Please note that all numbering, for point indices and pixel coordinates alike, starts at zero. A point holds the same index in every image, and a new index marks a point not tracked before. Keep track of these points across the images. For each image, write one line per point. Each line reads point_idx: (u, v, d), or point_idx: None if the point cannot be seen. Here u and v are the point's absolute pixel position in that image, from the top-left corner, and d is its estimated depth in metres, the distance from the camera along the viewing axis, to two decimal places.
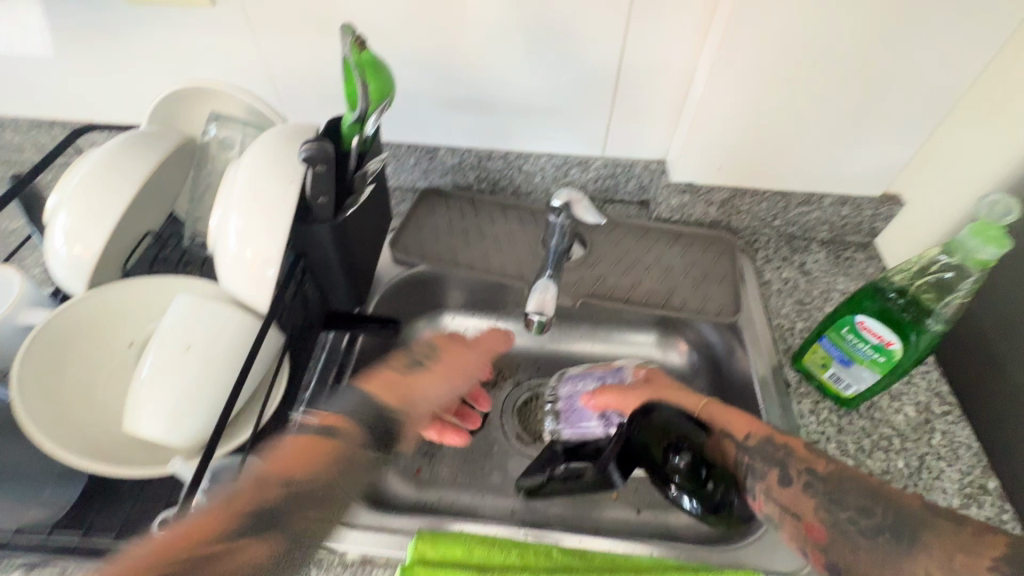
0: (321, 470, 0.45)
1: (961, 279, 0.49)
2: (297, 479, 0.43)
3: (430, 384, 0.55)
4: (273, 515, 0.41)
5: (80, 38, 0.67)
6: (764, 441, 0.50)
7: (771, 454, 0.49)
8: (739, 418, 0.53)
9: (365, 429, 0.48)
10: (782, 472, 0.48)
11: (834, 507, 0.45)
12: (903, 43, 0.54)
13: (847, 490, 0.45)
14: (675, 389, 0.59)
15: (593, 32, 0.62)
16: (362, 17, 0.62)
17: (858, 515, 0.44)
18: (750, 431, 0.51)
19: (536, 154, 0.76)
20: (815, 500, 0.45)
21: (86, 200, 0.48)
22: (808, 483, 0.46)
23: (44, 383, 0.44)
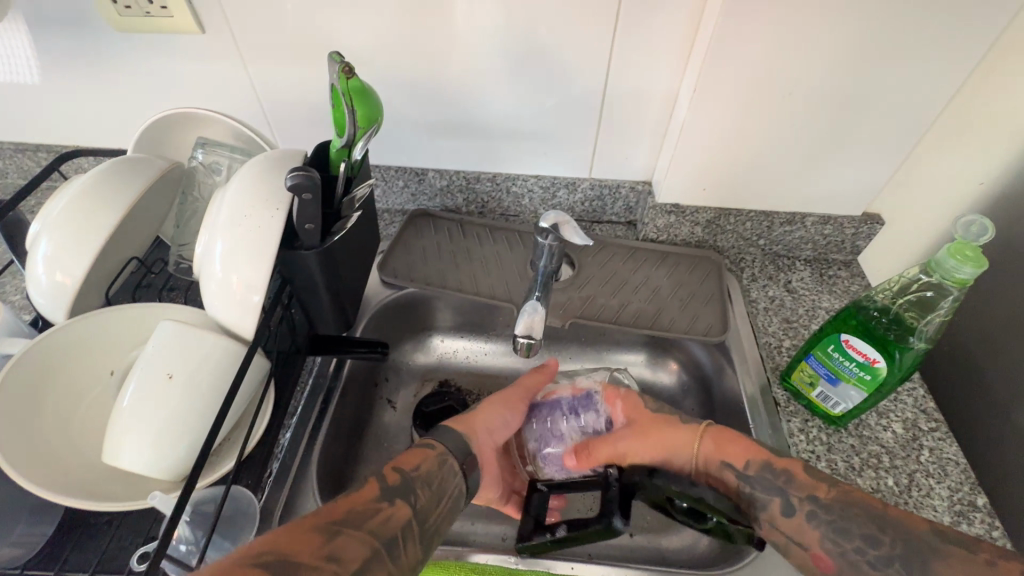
0: (438, 470, 0.46)
1: (941, 298, 0.50)
2: (416, 475, 0.45)
3: (489, 413, 0.56)
4: (402, 504, 0.42)
5: (67, 65, 0.68)
6: (764, 468, 0.48)
7: (771, 482, 0.48)
8: (737, 445, 0.51)
9: (450, 453, 0.48)
10: (784, 500, 0.46)
11: (840, 538, 0.43)
12: (877, 69, 0.56)
13: (851, 517, 0.43)
14: (663, 432, 0.55)
15: (578, 58, 0.64)
16: (351, 45, 0.63)
17: (865, 544, 0.41)
18: (748, 458, 0.49)
19: (523, 176, 0.77)
20: (821, 531, 0.44)
21: (68, 227, 0.47)
22: (811, 512, 0.45)
23: (20, 414, 0.43)
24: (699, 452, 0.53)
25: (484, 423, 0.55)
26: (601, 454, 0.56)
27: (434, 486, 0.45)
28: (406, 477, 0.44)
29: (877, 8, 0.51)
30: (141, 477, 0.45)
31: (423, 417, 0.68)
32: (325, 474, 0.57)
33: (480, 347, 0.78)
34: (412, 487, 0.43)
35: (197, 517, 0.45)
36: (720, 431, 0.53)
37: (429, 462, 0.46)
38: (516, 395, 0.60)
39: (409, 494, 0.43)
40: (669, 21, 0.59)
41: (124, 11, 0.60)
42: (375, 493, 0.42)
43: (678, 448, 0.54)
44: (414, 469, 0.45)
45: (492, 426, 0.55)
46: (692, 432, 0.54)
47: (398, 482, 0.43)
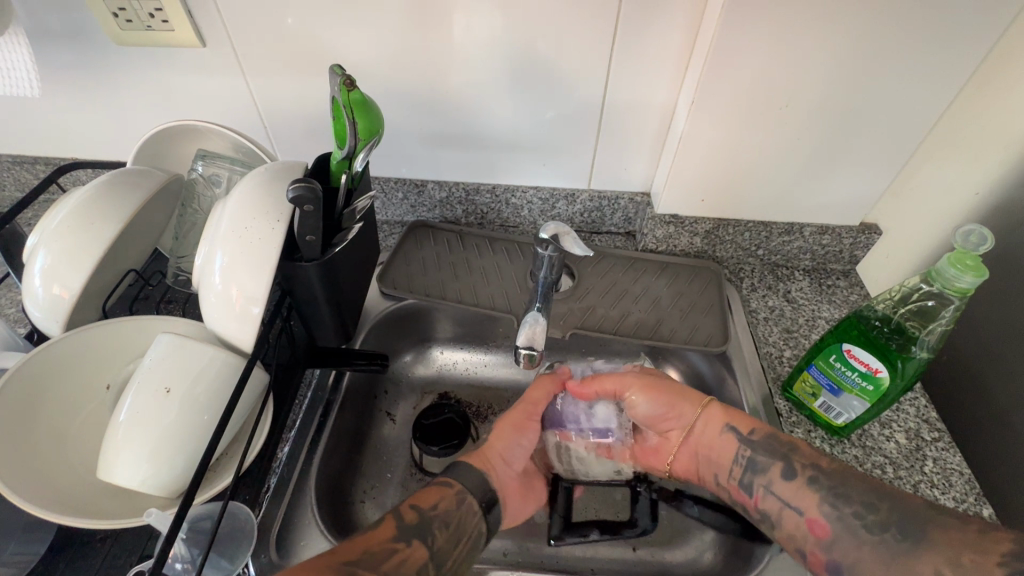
0: (456, 509, 0.45)
1: (942, 307, 0.50)
2: (435, 514, 0.44)
3: (501, 441, 0.53)
4: (419, 545, 0.42)
5: (66, 78, 0.68)
6: (769, 436, 0.49)
7: (775, 447, 0.48)
8: (739, 414, 0.51)
9: (467, 489, 0.47)
10: (787, 467, 0.46)
11: (838, 503, 0.42)
12: (871, 83, 0.57)
13: (853, 485, 0.43)
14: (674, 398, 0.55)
15: (576, 72, 0.64)
16: (351, 59, 0.64)
17: (864, 510, 0.41)
18: (754, 426, 0.50)
19: (522, 188, 0.77)
20: (821, 494, 0.43)
21: (66, 238, 0.47)
22: (813, 477, 0.45)
23: (14, 428, 0.42)
24: (702, 410, 0.53)
25: (497, 452, 0.53)
26: (605, 386, 0.58)
27: (453, 526, 0.44)
28: (423, 516, 0.43)
29: (872, 20, 0.52)
30: (138, 493, 0.44)
31: (422, 431, 0.66)
32: (324, 487, 0.56)
33: (479, 358, 0.78)
34: (431, 526, 0.43)
35: (192, 534, 0.44)
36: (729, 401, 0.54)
37: (447, 500, 0.46)
38: (527, 415, 0.56)
39: (425, 534, 0.43)
40: (667, 34, 0.60)
41: (125, 25, 0.61)
42: (391, 533, 0.42)
43: (682, 404, 0.55)
44: (432, 507, 0.44)
45: (506, 456, 0.53)
46: (699, 395, 0.55)
47: (415, 521, 0.43)
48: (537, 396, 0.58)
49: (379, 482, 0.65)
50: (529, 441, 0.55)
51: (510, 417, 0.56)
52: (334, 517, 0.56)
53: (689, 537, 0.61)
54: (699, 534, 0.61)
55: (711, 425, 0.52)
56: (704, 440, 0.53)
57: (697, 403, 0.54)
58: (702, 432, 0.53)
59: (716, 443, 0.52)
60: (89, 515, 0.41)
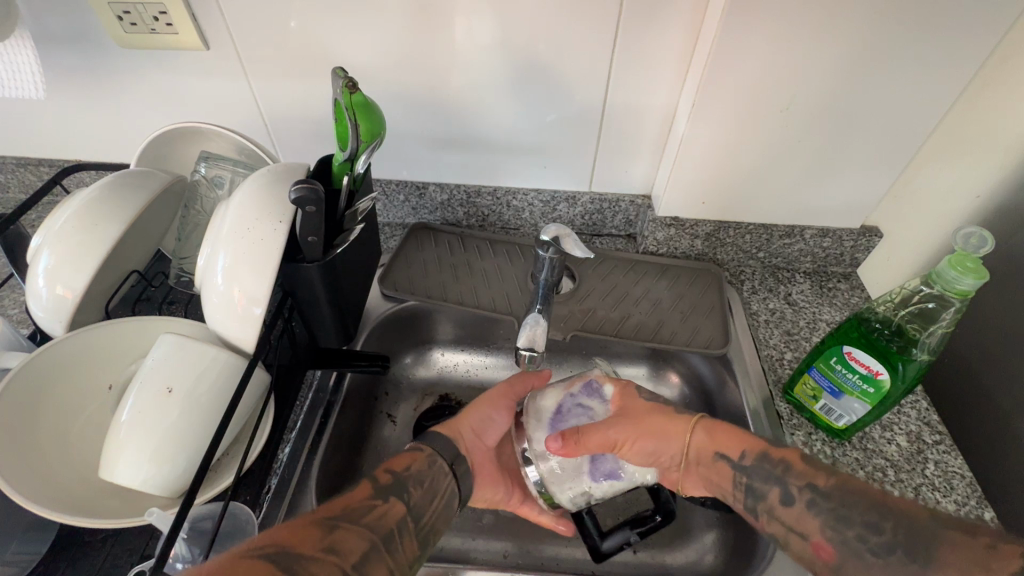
0: (429, 470, 0.46)
1: (943, 309, 0.50)
2: (408, 474, 0.44)
3: (474, 413, 0.53)
4: (396, 501, 0.42)
5: (70, 80, 0.68)
6: (760, 459, 0.46)
7: (769, 473, 0.45)
8: (731, 436, 0.49)
9: (438, 453, 0.47)
10: (783, 489, 0.44)
11: (841, 526, 0.40)
12: (872, 86, 0.57)
13: (853, 501, 0.40)
14: (654, 422, 0.51)
15: (578, 76, 0.65)
16: (354, 62, 0.64)
17: (868, 531, 0.38)
18: (744, 448, 0.47)
19: (524, 190, 0.78)
20: (821, 518, 0.41)
21: (69, 239, 0.47)
22: (811, 501, 0.42)
23: (15, 428, 0.42)
24: (691, 442, 0.50)
25: (470, 424, 0.53)
26: (592, 442, 0.49)
27: (427, 485, 0.44)
28: (398, 477, 0.43)
29: (872, 24, 0.52)
30: (139, 494, 0.44)
31: (421, 431, 0.69)
32: (324, 488, 0.56)
33: (480, 359, 0.78)
34: (406, 485, 0.43)
35: (193, 534, 0.45)
36: (718, 423, 0.50)
37: (419, 462, 0.46)
38: (503, 392, 0.56)
39: (402, 492, 0.42)
40: (667, 37, 0.60)
41: (130, 28, 0.61)
42: (368, 492, 0.42)
43: (668, 438, 0.50)
44: (405, 469, 0.45)
45: (477, 428, 0.53)
46: (683, 424, 0.51)
47: (390, 482, 0.43)
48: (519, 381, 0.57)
49: None
50: (503, 418, 0.55)
51: (488, 395, 0.55)
52: None
53: (689, 540, 0.61)
54: (701, 535, 0.61)
55: (703, 456, 0.49)
56: (702, 470, 0.50)
57: (682, 431, 0.50)
58: (694, 462, 0.50)
59: (712, 471, 0.49)
60: (90, 515, 0.41)
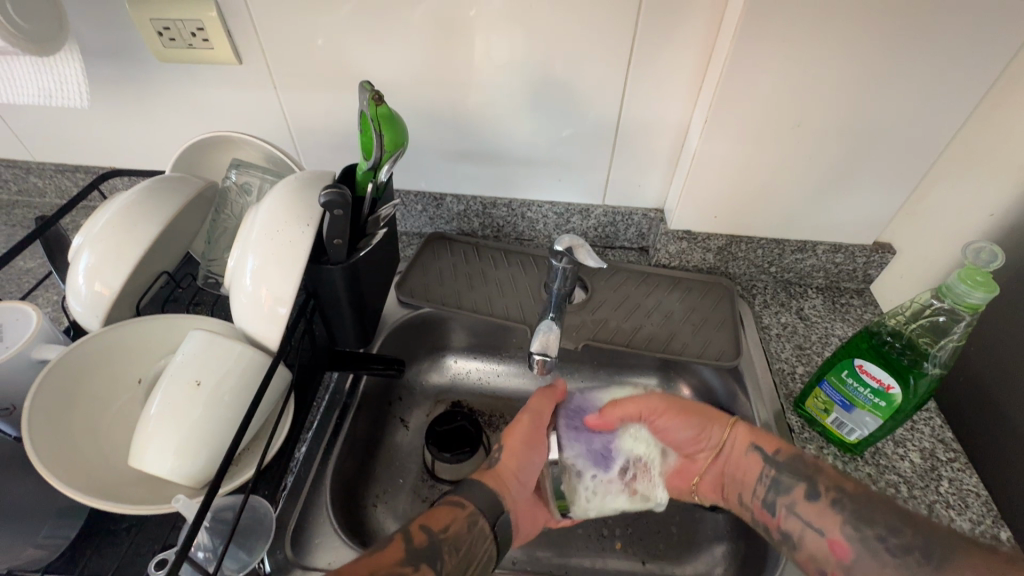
0: (467, 533, 0.44)
1: (954, 324, 0.50)
2: (445, 536, 0.43)
3: (511, 456, 0.52)
4: (425, 570, 0.41)
5: (110, 91, 0.72)
6: (794, 458, 0.50)
7: (799, 468, 0.49)
8: (769, 435, 0.52)
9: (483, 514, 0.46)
10: (810, 487, 0.48)
11: (861, 525, 0.44)
12: (882, 108, 0.59)
13: (876, 509, 0.44)
14: (701, 412, 0.56)
15: (594, 93, 0.67)
16: (379, 78, 0.67)
17: (887, 533, 0.42)
18: (780, 446, 0.51)
19: (538, 203, 0.80)
20: (844, 516, 0.45)
21: (108, 239, 0.50)
22: (836, 499, 0.46)
23: (53, 418, 0.44)
24: (727, 433, 0.54)
25: (512, 471, 0.51)
26: (632, 407, 0.55)
27: (462, 552, 0.43)
28: (433, 539, 0.43)
29: (881, 45, 0.54)
30: (165, 483, 0.46)
31: (435, 436, 0.67)
32: (338, 486, 0.58)
33: (493, 368, 0.79)
34: (439, 552, 0.42)
35: (215, 524, 0.46)
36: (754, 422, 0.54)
37: (458, 523, 0.45)
38: (533, 425, 0.55)
39: (434, 559, 0.42)
40: (680, 55, 0.62)
41: (168, 43, 0.65)
42: (398, 556, 0.41)
43: (707, 426, 0.55)
44: (442, 530, 0.43)
45: (521, 472, 0.51)
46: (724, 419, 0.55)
47: (423, 544, 0.42)
48: (542, 406, 0.56)
49: (391, 487, 0.66)
50: (542, 455, 0.53)
51: (517, 434, 0.54)
52: (348, 519, 0.57)
53: (697, 553, 0.61)
54: (711, 548, 0.61)
55: (738, 446, 0.53)
56: (729, 466, 0.54)
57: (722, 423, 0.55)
58: (727, 455, 0.54)
59: (742, 463, 0.53)
60: (120, 502, 0.43)
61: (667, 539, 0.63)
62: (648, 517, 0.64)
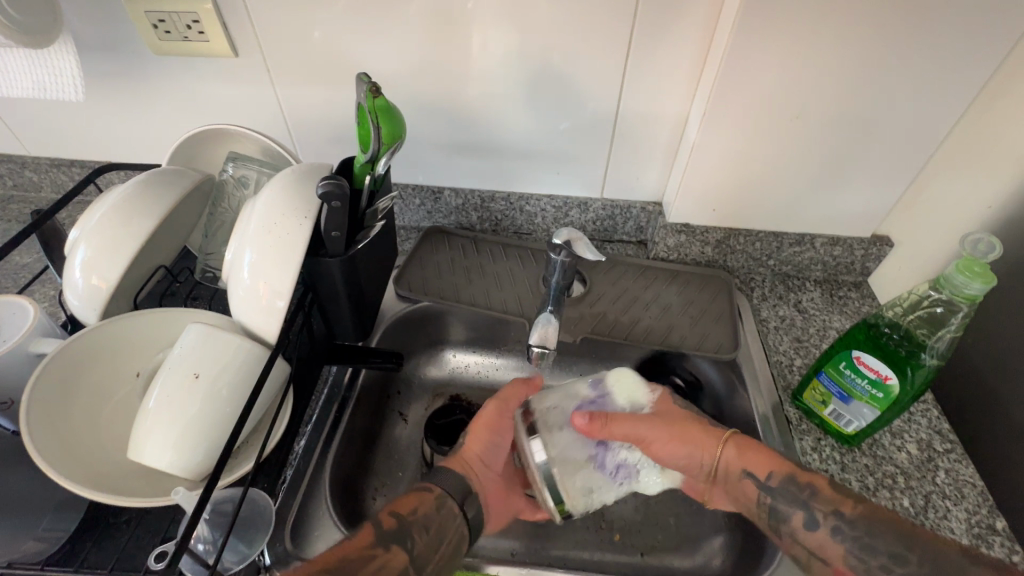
0: (437, 514, 0.46)
1: (951, 314, 0.50)
2: (414, 519, 0.45)
3: (477, 440, 0.53)
4: (397, 549, 0.43)
5: (105, 85, 0.71)
6: (787, 482, 0.48)
7: (795, 495, 0.48)
8: (760, 457, 0.51)
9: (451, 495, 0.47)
10: (807, 514, 0.47)
11: (865, 556, 0.43)
12: (880, 101, 0.59)
13: (879, 534, 0.43)
14: (690, 429, 0.53)
15: (592, 86, 0.67)
16: (377, 71, 0.67)
17: (891, 562, 0.42)
18: (772, 470, 0.49)
19: (537, 196, 0.80)
20: (846, 546, 0.44)
21: (104, 232, 0.50)
22: (836, 526, 0.45)
23: (51, 411, 0.44)
24: (719, 455, 0.52)
25: (478, 453, 0.52)
26: (619, 430, 0.51)
27: (433, 531, 0.45)
28: (403, 522, 0.44)
29: (880, 38, 0.54)
30: (164, 476, 0.46)
31: (434, 430, 0.68)
32: (337, 480, 0.58)
33: (491, 362, 0.79)
34: (410, 532, 0.44)
35: (215, 516, 0.46)
36: (747, 440, 0.52)
37: (427, 505, 0.46)
38: (500, 409, 0.54)
39: (405, 540, 0.43)
40: (678, 47, 0.62)
41: (164, 36, 0.64)
42: (369, 540, 0.43)
43: (698, 446, 0.53)
44: (411, 513, 0.45)
45: (487, 453, 0.53)
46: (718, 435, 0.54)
47: (393, 527, 0.44)
48: (510, 394, 0.55)
49: (389, 481, 0.66)
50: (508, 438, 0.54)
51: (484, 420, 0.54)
52: (347, 511, 0.57)
53: (695, 545, 0.62)
54: (709, 540, 0.62)
55: (731, 469, 0.51)
56: (724, 483, 0.53)
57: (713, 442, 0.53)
58: (721, 474, 0.52)
59: (737, 485, 0.52)
60: (120, 495, 0.43)
61: (664, 531, 0.63)
62: (647, 509, 0.65)
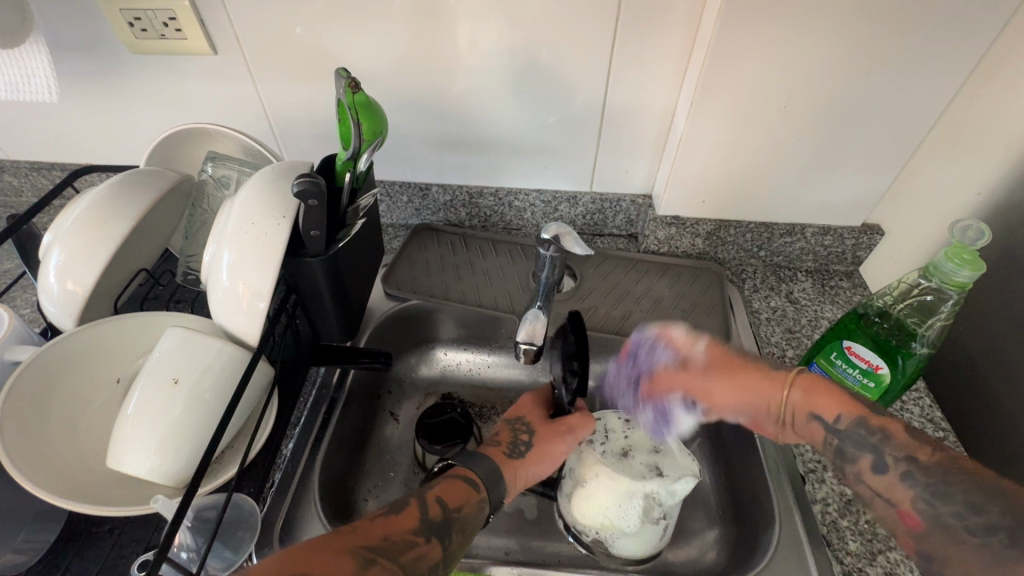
0: (475, 516, 0.43)
1: (941, 302, 0.50)
2: (457, 516, 0.42)
3: (536, 464, 0.51)
4: (437, 545, 0.39)
5: (81, 85, 0.70)
6: (857, 424, 0.39)
7: (864, 439, 0.38)
8: (832, 398, 0.41)
9: (484, 496, 0.45)
10: (876, 458, 0.37)
11: (936, 502, 0.33)
12: (866, 89, 0.58)
13: (953, 481, 0.33)
14: (744, 378, 0.47)
15: (578, 77, 0.66)
16: (358, 66, 0.66)
17: (967, 511, 0.32)
18: (838, 412, 0.40)
19: (525, 191, 0.79)
20: (915, 492, 0.34)
21: (79, 235, 0.48)
22: (906, 473, 0.36)
23: (26, 420, 0.43)
24: (784, 398, 0.44)
25: (530, 474, 0.51)
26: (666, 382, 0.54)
27: (468, 533, 0.42)
28: (446, 516, 0.41)
29: (867, 22, 0.53)
30: (146, 483, 0.45)
31: (426, 428, 0.65)
32: (327, 484, 0.57)
33: (483, 359, 0.78)
34: (450, 528, 0.41)
35: (198, 524, 0.46)
36: (809, 380, 0.44)
37: (471, 505, 0.43)
38: (572, 446, 0.55)
39: (444, 535, 0.40)
40: (666, 37, 0.61)
41: (140, 34, 0.63)
42: (412, 524, 0.39)
43: (761, 389, 0.46)
44: (456, 509, 0.42)
45: (538, 475, 0.52)
46: (740, 374, 0.48)
47: (437, 518, 0.41)
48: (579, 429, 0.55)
49: (381, 482, 0.65)
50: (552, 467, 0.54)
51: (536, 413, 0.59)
52: (338, 514, 0.56)
53: (689, 538, 0.61)
54: (703, 534, 0.61)
55: (801, 410, 0.43)
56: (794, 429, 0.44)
57: (779, 383, 0.45)
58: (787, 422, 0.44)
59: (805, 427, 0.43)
60: (99, 504, 0.42)
61: None
62: None
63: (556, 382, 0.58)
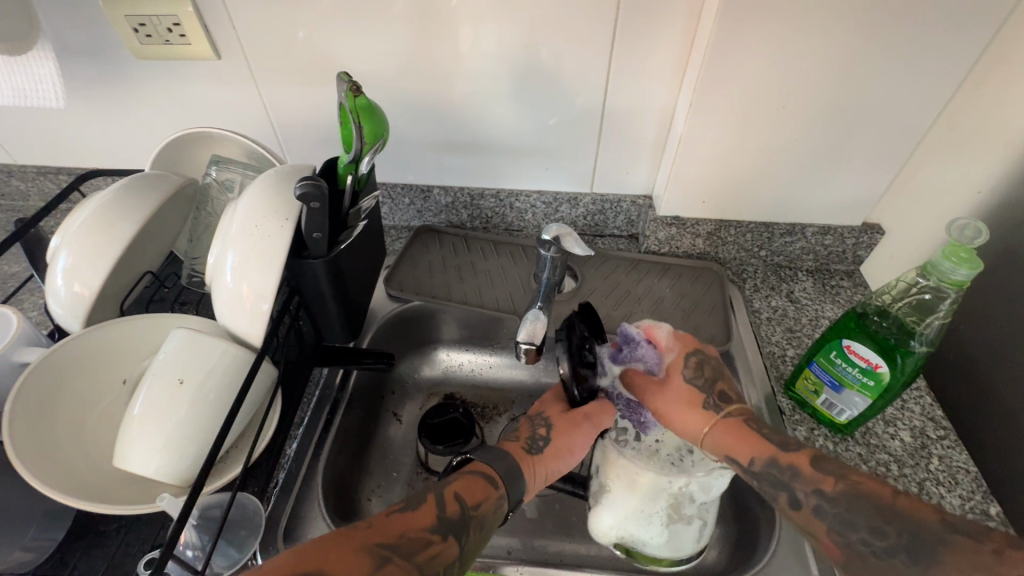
0: (493, 514, 0.43)
1: (940, 301, 0.50)
2: (475, 513, 0.42)
3: (553, 460, 0.50)
4: (453, 542, 0.39)
5: (87, 90, 0.71)
6: (769, 464, 0.43)
7: (777, 477, 0.42)
8: (745, 437, 0.44)
9: (502, 494, 0.44)
10: (790, 493, 0.41)
11: (845, 529, 0.38)
12: (863, 90, 0.59)
13: (855, 504, 0.38)
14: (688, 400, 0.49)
15: (578, 79, 0.66)
16: (360, 70, 0.66)
17: (870, 535, 0.37)
18: (754, 454, 0.43)
19: (525, 193, 0.79)
20: (825, 521, 0.39)
21: (85, 238, 0.49)
22: (816, 505, 0.40)
23: (34, 420, 0.44)
24: (702, 437, 0.46)
25: (548, 469, 0.50)
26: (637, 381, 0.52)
27: (485, 531, 0.42)
28: (465, 513, 0.41)
29: (864, 25, 0.53)
30: (152, 482, 0.46)
31: (428, 429, 0.66)
32: (330, 483, 0.57)
33: (485, 359, 0.79)
34: (467, 526, 0.41)
35: (203, 523, 0.46)
36: (735, 422, 0.46)
37: (489, 502, 0.43)
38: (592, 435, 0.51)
39: (461, 533, 0.40)
40: (665, 39, 0.62)
41: (145, 40, 0.64)
42: (429, 522, 0.39)
43: (692, 418, 0.48)
44: (474, 506, 0.42)
45: (556, 470, 0.50)
46: (693, 393, 0.49)
47: (455, 516, 0.41)
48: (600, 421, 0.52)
49: (385, 481, 0.65)
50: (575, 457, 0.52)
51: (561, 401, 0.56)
52: (341, 514, 0.57)
53: None
54: None
55: (719, 445, 0.45)
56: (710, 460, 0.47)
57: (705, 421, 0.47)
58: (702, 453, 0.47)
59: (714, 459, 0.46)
60: (106, 503, 0.42)
61: None
62: None
63: (567, 382, 0.50)
